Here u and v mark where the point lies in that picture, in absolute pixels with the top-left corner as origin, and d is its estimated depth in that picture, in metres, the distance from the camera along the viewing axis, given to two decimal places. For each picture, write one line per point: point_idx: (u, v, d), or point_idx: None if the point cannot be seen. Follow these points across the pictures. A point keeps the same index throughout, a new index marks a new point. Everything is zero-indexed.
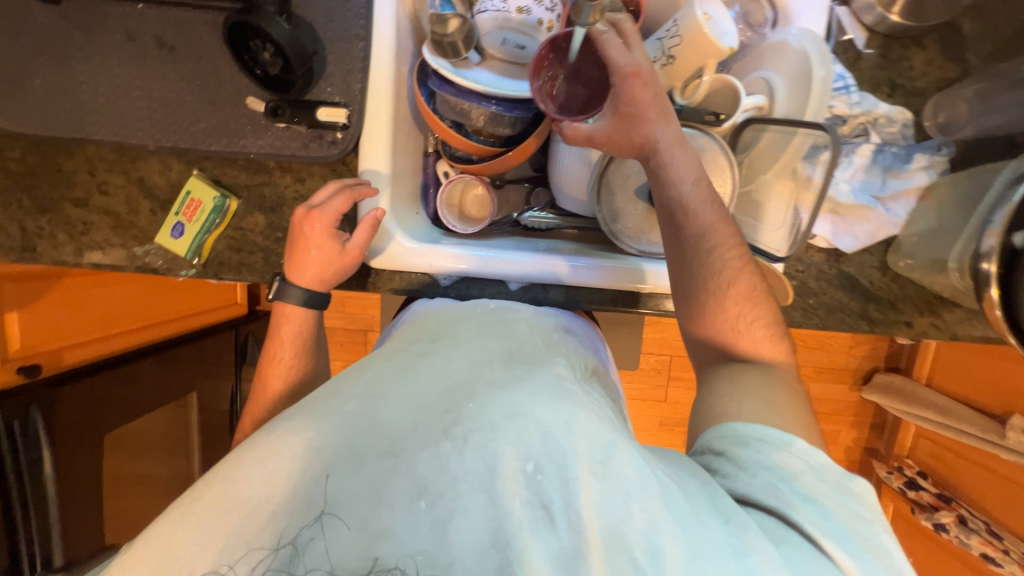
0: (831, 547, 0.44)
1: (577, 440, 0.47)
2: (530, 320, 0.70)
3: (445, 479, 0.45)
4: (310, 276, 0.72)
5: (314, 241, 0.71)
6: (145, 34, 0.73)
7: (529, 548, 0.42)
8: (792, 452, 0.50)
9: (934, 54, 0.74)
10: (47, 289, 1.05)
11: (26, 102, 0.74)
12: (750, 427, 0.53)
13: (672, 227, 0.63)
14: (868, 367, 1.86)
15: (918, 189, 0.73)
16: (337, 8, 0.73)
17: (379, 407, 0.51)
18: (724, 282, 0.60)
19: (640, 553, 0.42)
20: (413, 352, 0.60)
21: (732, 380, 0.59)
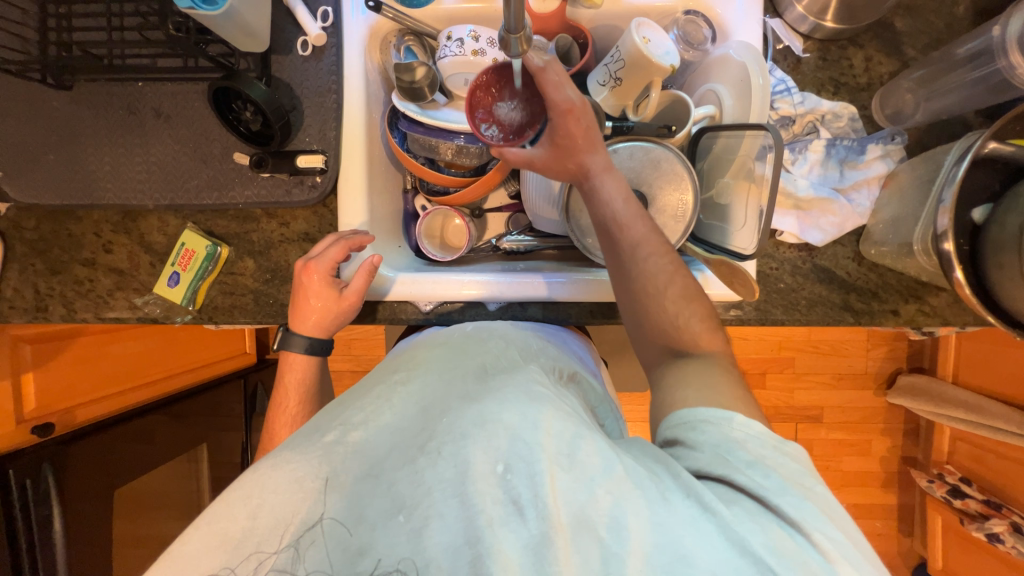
0: (779, 504, 0.44)
1: (543, 436, 0.48)
2: (498, 333, 0.72)
3: (421, 491, 0.46)
4: (311, 324, 0.76)
5: (313, 291, 0.75)
6: (144, 107, 0.81)
7: (500, 540, 0.44)
8: (732, 424, 0.50)
9: (872, 51, 0.77)
10: (59, 349, 1.10)
11: (41, 176, 0.82)
12: (692, 411, 0.52)
13: (609, 241, 0.66)
14: (889, 369, 1.79)
15: (879, 177, 0.75)
16: (310, 68, 0.80)
17: (357, 431, 0.52)
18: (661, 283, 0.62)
19: (604, 531, 0.43)
20: (392, 381, 0.60)
21: (669, 373, 0.58)
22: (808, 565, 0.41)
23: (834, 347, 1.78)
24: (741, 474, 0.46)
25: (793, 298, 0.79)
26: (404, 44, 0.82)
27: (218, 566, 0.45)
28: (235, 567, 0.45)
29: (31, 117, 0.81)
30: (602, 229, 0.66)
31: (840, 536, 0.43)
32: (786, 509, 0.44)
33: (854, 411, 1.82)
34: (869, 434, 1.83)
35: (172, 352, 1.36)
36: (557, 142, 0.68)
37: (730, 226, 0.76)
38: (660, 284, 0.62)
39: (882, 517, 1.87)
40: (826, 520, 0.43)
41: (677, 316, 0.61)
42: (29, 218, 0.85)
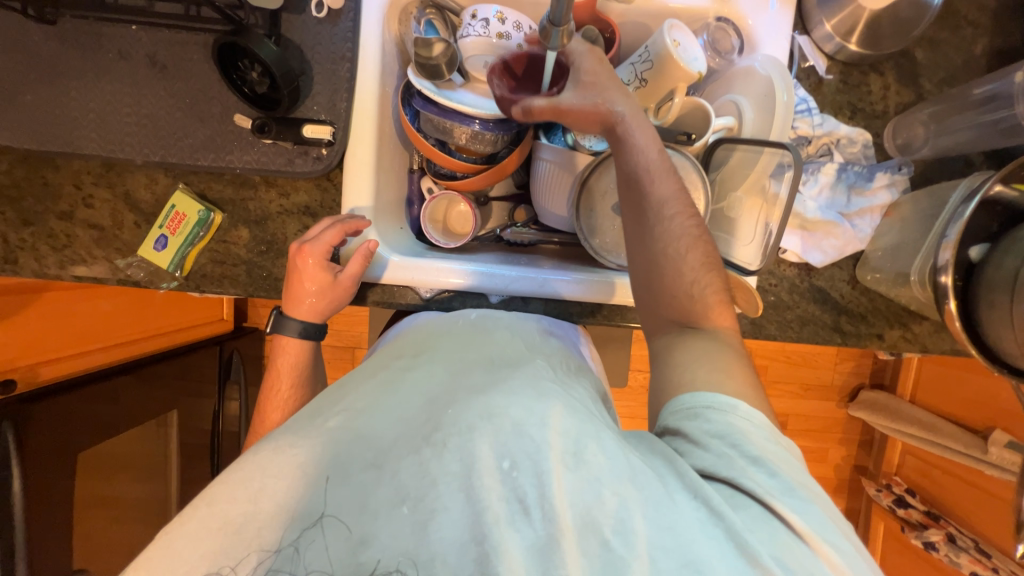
0: (785, 509, 0.45)
1: (550, 434, 0.48)
2: (506, 326, 0.70)
3: (426, 481, 0.46)
4: (305, 309, 0.73)
5: (307, 275, 0.72)
6: (138, 54, 0.75)
7: (506, 540, 0.44)
8: (738, 414, 0.51)
9: (891, 80, 0.78)
10: (26, 302, 1.04)
11: (16, 117, 0.75)
12: (698, 397, 0.53)
13: (638, 193, 0.64)
14: (854, 384, 1.89)
15: (882, 207, 0.77)
16: (325, 31, 0.75)
17: (363, 417, 0.52)
18: (683, 246, 0.62)
19: (610, 533, 0.44)
20: (397, 366, 0.61)
21: (673, 352, 0.59)
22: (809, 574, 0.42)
23: (807, 359, 1.86)
24: (746, 476, 0.47)
25: (788, 315, 0.81)
26: (425, 17, 0.79)
27: (214, 562, 0.43)
28: (234, 563, 0.43)
29: (8, 50, 0.74)
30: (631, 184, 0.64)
31: (840, 543, 0.44)
32: (790, 517, 0.45)
33: (816, 421, 1.92)
34: (828, 442, 1.93)
35: (146, 314, 1.30)
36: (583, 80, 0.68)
37: (734, 238, 0.77)
38: (680, 241, 0.62)
39: None
40: (828, 528, 0.45)
41: (693, 285, 0.61)
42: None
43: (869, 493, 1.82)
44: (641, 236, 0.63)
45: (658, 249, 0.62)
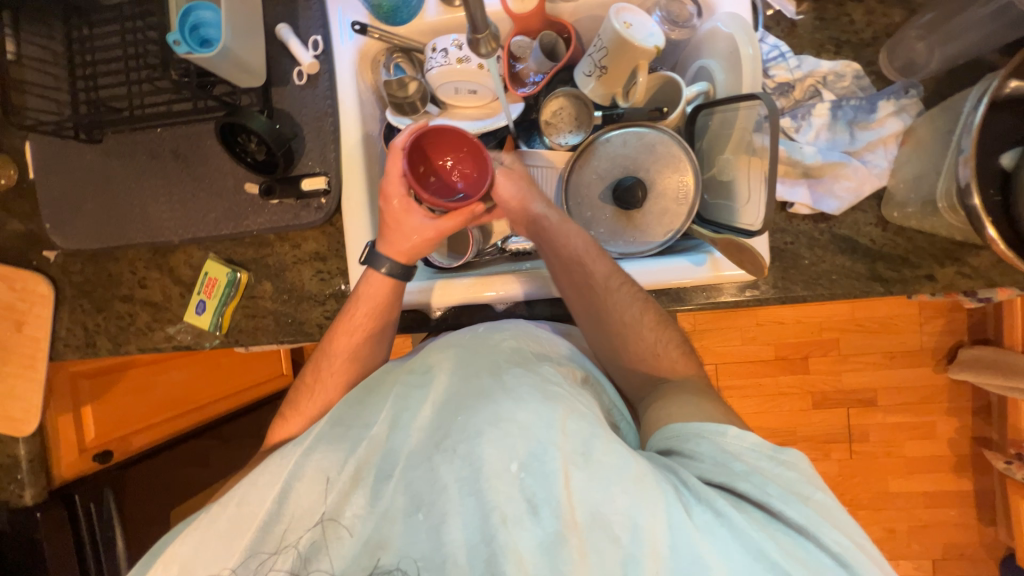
0: (782, 510, 0.47)
1: (559, 435, 0.48)
2: (515, 337, 0.63)
3: (437, 488, 0.48)
4: (401, 247, 0.71)
5: (404, 214, 0.70)
6: (164, 151, 0.87)
7: (516, 538, 0.45)
8: (727, 438, 0.53)
9: (874, 4, 0.73)
10: (113, 381, 1.17)
11: (81, 225, 0.90)
12: (690, 425, 0.55)
13: (575, 280, 0.70)
14: (949, 343, 1.65)
15: (896, 135, 0.70)
16: (307, 95, 0.83)
17: (386, 429, 0.53)
18: (637, 312, 0.69)
19: (620, 531, 0.45)
20: (407, 380, 0.57)
21: (654, 405, 0.63)
22: (810, 563, 0.44)
23: (882, 323, 1.67)
24: (742, 486, 0.49)
25: (813, 272, 0.75)
26: (393, 61, 0.84)
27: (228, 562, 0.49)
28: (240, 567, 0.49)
29: (69, 171, 0.89)
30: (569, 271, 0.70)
31: (839, 536, 0.46)
32: (788, 514, 0.47)
33: (911, 391, 1.69)
34: (933, 415, 1.69)
35: (217, 378, 1.36)
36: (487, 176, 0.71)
37: (736, 203, 0.72)
38: (631, 312, 0.69)
39: (957, 505, 1.71)
40: (826, 524, 0.47)
41: (654, 344, 0.69)
42: (75, 263, 0.93)
43: (999, 467, 1.56)
44: (597, 319, 0.69)
45: (614, 325, 0.69)
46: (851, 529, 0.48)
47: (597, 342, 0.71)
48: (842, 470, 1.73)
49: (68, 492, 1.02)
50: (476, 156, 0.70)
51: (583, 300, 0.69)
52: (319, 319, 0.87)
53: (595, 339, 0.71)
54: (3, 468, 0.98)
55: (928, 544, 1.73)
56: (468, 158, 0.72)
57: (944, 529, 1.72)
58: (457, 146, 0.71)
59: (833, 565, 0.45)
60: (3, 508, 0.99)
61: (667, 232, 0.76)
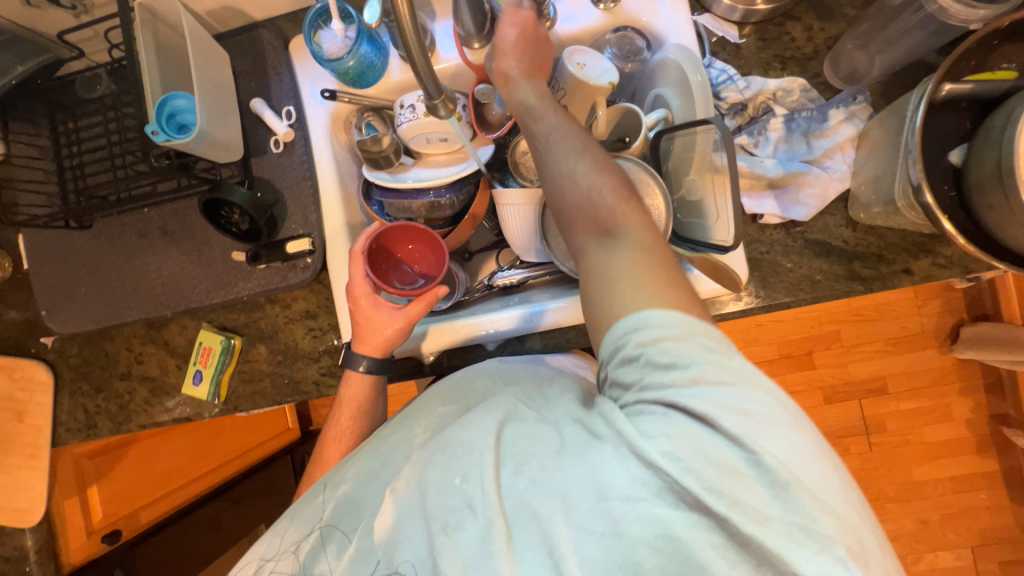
0: (696, 406, 0.43)
1: (486, 440, 0.50)
2: (482, 373, 0.70)
3: (393, 520, 0.52)
4: (374, 342, 0.76)
5: (368, 313, 0.76)
6: (151, 229, 0.90)
7: (455, 547, 0.47)
8: (648, 325, 0.47)
9: (811, 21, 0.77)
10: (120, 456, 1.17)
11: (76, 308, 0.91)
12: (625, 321, 0.48)
13: (529, 129, 0.65)
14: (951, 323, 1.65)
15: (850, 139, 0.73)
16: (285, 162, 0.86)
17: (354, 488, 0.59)
18: (594, 175, 0.57)
19: (539, 508, 0.45)
20: (378, 438, 0.66)
21: (595, 269, 0.53)
22: (735, 471, 0.41)
23: (879, 310, 1.67)
24: (654, 386, 0.45)
25: (792, 278, 0.76)
26: (365, 121, 0.88)
27: None
28: None
29: (62, 258, 0.92)
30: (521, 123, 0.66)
31: (754, 418, 0.42)
32: (687, 404, 0.43)
33: (920, 375, 1.68)
34: (945, 396, 1.67)
35: (224, 438, 1.39)
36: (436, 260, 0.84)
37: (707, 222, 0.73)
38: (593, 187, 0.57)
39: (986, 487, 1.67)
40: (742, 406, 0.42)
41: (611, 203, 0.56)
42: (73, 346, 0.95)
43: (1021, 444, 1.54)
44: (553, 177, 0.59)
45: (570, 179, 0.58)
46: (766, 406, 0.43)
47: (560, 221, 0.60)
48: (863, 464, 1.70)
49: None
50: (432, 245, 0.82)
51: (535, 149, 0.63)
52: (315, 376, 0.87)
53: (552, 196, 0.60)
54: (11, 561, 0.98)
55: (964, 531, 1.67)
56: (422, 247, 0.84)
57: (978, 514, 1.67)
58: (413, 239, 0.84)
59: (740, 452, 0.41)
60: None
61: None
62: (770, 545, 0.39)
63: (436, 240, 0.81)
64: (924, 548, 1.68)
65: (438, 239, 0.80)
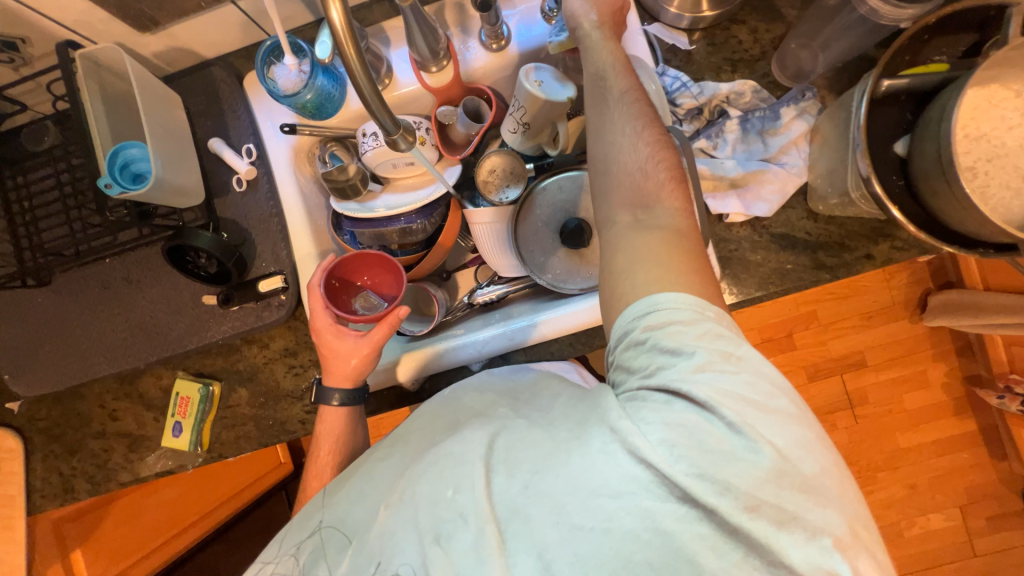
0: (688, 392, 0.44)
1: (479, 450, 0.50)
2: (472, 392, 0.64)
3: (386, 538, 0.52)
4: (343, 375, 0.76)
5: (333, 347, 0.75)
6: (115, 280, 0.87)
7: (449, 555, 0.48)
8: (659, 312, 0.49)
9: (756, 23, 0.79)
10: (102, 516, 1.13)
11: (41, 370, 0.88)
12: (641, 304, 0.50)
13: (598, 92, 0.62)
14: (918, 294, 1.71)
15: (804, 134, 0.75)
16: (249, 200, 0.85)
17: (347, 503, 0.59)
18: (650, 152, 0.57)
19: (529, 507, 0.46)
20: (376, 451, 0.64)
21: (623, 249, 0.54)
22: (725, 456, 0.42)
23: (851, 287, 1.73)
24: (659, 372, 0.47)
25: (761, 272, 0.78)
26: (328, 151, 0.86)
27: None
28: None
29: (21, 319, 0.88)
30: (592, 83, 0.63)
31: (739, 402, 0.44)
32: (689, 390, 0.44)
33: (894, 346, 1.74)
34: (921, 364, 1.74)
35: (214, 483, 1.33)
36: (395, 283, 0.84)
37: None
38: (645, 164, 0.57)
39: (967, 446, 1.73)
40: (731, 392, 0.44)
41: (651, 177, 0.56)
42: (41, 408, 0.91)
43: (994, 403, 1.61)
44: (604, 142, 0.60)
45: (623, 152, 0.58)
46: (766, 396, 0.44)
47: (593, 182, 0.61)
48: (851, 437, 1.75)
49: None
50: (388, 267, 0.82)
51: (598, 111, 0.61)
52: (300, 415, 0.86)
53: (598, 163, 0.60)
54: None
55: (952, 492, 1.73)
56: (379, 270, 0.84)
57: (962, 474, 1.73)
58: (370, 266, 0.84)
59: (730, 436, 0.42)
60: None
61: None
62: (760, 532, 0.40)
63: (393, 266, 0.81)
64: (916, 513, 1.73)
65: (393, 264, 0.81)
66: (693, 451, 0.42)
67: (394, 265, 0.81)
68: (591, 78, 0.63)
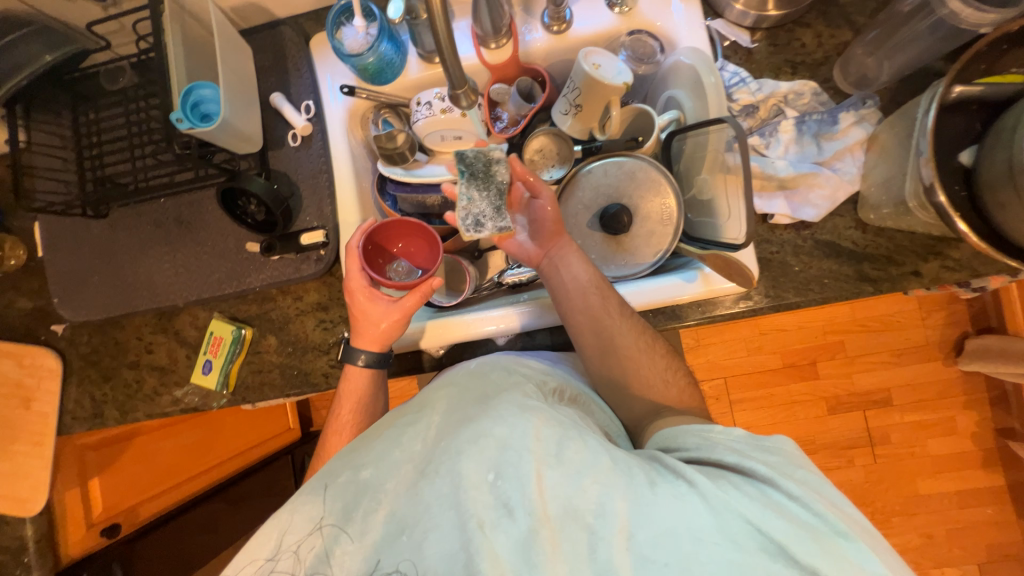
0: (757, 470, 0.51)
1: (532, 441, 0.51)
2: (505, 371, 0.66)
3: (421, 510, 0.51)
4: (371, 339, 0.77)
5: (364, 308, 0.77)
6: (167, 219, 0.91)
7: (494, 544, 0.48)
8: (711, 434, 0.57)
9: (821, 27, 0.79)
10: (120, 451, 1.15)
11: (88, 296, 0.92)
12: (688, 441, 0.57)
13: (585, 303, 0.72)
14: (954, 335, 1.65)
15: (860, 142, 0.74)
16: (302, 155, 0.88)
17: (373, 471, 0.55)
18: (641, 344, 0.72)
19: (592, 519, 0.47)
20: (401, 420, 0.60)
21: (654, 422, 0.67)
22: (804, 527, 0.46)
23: (885, 322, 1.67)
24: (719, 458, 0.53)
25: (802, 278, 0.76)
26: (381, 117, 0.90)
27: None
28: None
29: (77, 246, 0.93)
30: (581, 300, 0.72)
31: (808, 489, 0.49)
32: (759, 470, 0.51)
33: (924, 388, 1.67)
34: (950, 410, 1.67)
35: (223, 438, 1.37)
36: (429, 254, 0.85)
37: (718, 220, 0.74)
38: (639, 362, 0.72)
39: (992, 502, 1.65)
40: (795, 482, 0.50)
41: (661, 374, 0.72)
42: (82, 334, 0.95)
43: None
44: (606, 347, 0.72)
45: (623, 350, 0.71)
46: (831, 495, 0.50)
47: (603, 373, 0.73)
48: (868, 476, 1.68)
49: None
50: (424, 235, 0.83)
51: (593, 323, 0.72)
52: (325, 368, 0.88)
53: (601, 365, 0.73)
54: (9, 551, 0.96)
55: (970, 547, 1.65)
56: (415, 240, 0.85)
57: (984, 529, 1.65)
58: (406, 233, 0.85)
59: (805, 512, 0.47)
60: None
61: (656, 252, 0.80)
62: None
63: (429, 235, 0.82)
64: (929, 564, 1.66)
65: (431, 235, 0.82)
66: (778, 516, 0.46)
67: (433, 233, 0.82)
68: (574, 287, 0.73)
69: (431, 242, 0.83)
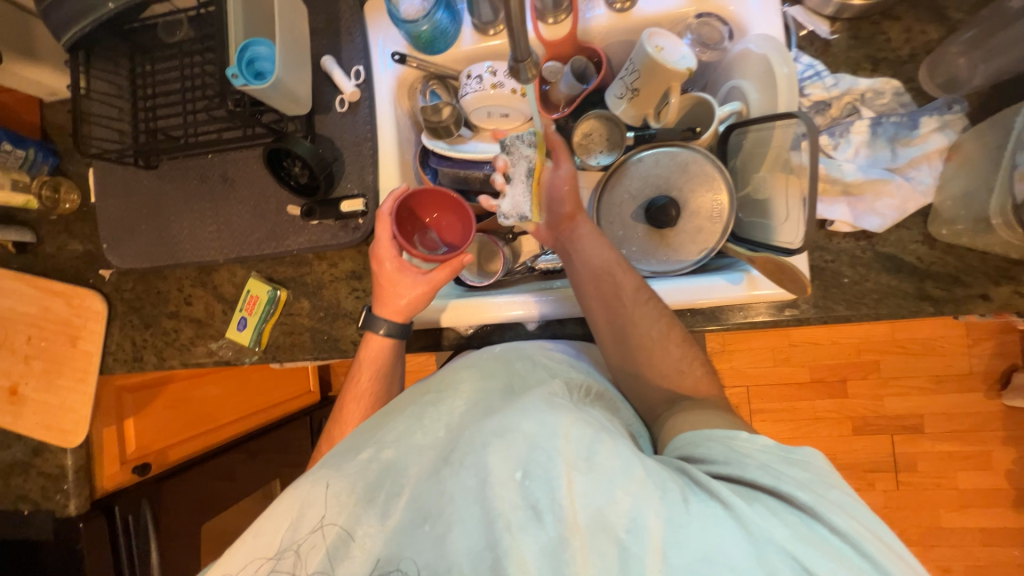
0: (795, 495, 0.48)
1: (561, 442, 0.50)
2: (531, 368, 0.66)
3: (446, 500, 0.51)
4: (394, 307, 0.78)
5: (391, 277, 0.77)
6: (213, 175, 0.92)
7: (520, 546, 0.47)
8: (737, 442, 0.55)
9: (910, 21, 0.72)
10: (155, 395, 1.21)
11: (135, 245, 0.95)
12: (714, 449, 0.54)
13: (598, 286, 0.71)
14: (1003, 367, 1.56)
15: (940, 151, 0.69)
16: (348, 121, 0.87)
17: (394, 450, 0.55)
18: (661, 329, 0.69)
19: (623, 533, 0.46)
20: (423, 401, 0.61)
21: (672, 416, 0.65)
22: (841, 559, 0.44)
23: (928, 346, 1.58)
24: (746, 475, 0.51)
25: (856, 291, 0.72)
26: (430, 88, 0.89)
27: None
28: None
29: (127, 195, 0.95)
30: (595, 284, 0.71)
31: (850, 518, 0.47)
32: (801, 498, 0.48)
33: (961, 418, 1.59)
34: (987, 444, 1.58)
35: (248, 394, 1.41)
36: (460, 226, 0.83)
37: (772, 222, 0.70)
38: (658, 346, 0.69)
39: (1018, 543, 1.57)
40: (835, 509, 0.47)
41: (681, 362, 0.69)
42: (127, 281, 0.99)
43: None
44: (622, 333, 0.70)
45: (640, 336, 0.69)
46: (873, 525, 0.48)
47: (621, 359, 0.71)
48: (888, 502, 1.62)
49: (110, 502, 1.04)
50: (455, 207, 0.81)
51: (606, 307, 0.70)
52: (354, 336, 0.89)
53: (617, 351, 0.71)
54: (51, 477, 1.02)
55: None
56: (447, 211, 0.83)
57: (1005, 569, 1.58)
58: (438, 204, 0.83)
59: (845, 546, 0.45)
60: (48, 518, 1.02)
61: (702, 251, 0.76)
62: None
63: (462, 207, 0.80)
64: None
65: (465, 209, 0.79)
66: (819, 551, 0.44)
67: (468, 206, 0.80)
68: (586, 270, 0.72)
69: (464, 215, 0.81)
